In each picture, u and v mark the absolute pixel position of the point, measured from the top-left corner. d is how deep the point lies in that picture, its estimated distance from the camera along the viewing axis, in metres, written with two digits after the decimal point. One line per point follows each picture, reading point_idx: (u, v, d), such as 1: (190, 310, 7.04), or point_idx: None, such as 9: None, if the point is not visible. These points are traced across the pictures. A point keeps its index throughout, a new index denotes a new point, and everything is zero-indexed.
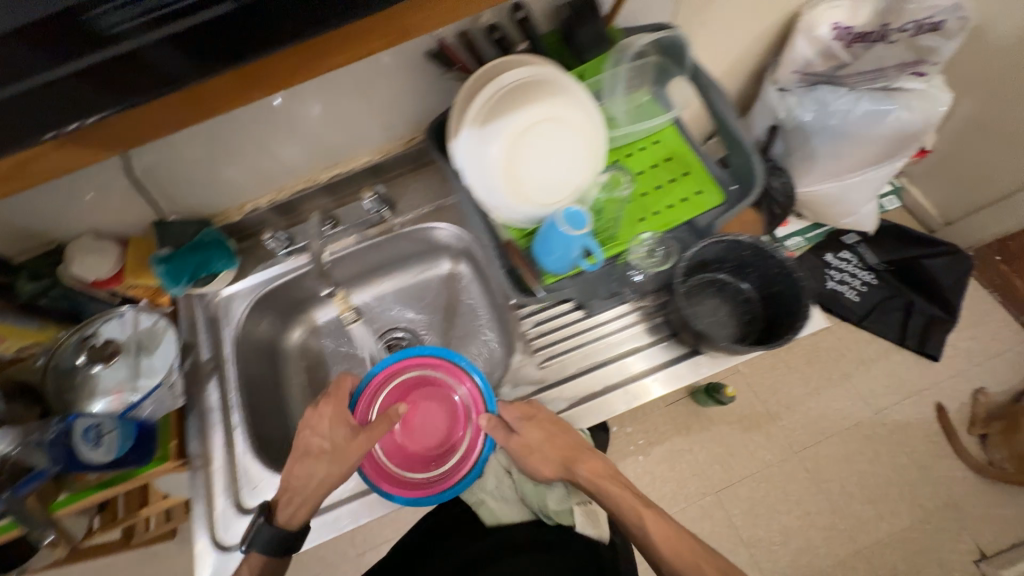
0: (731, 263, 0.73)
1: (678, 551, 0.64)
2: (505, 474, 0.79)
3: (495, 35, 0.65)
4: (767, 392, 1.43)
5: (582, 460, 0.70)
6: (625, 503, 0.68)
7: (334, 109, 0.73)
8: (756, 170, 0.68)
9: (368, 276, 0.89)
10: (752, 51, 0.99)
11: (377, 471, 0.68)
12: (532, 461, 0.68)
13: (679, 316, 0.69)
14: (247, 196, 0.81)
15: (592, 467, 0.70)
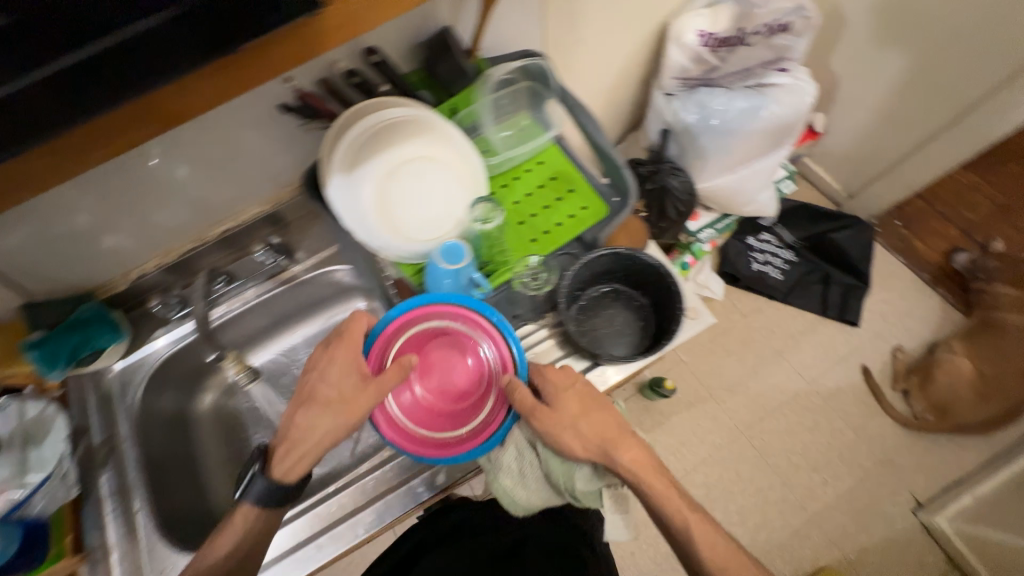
0: (620, 273, 0.75)
1: (711, 546, 0.62)
2: (530, 451, 0.64)
3: (354, 80, 0.65)
4: (708, 377, 1.49)
5: (622, 444, 0.63)
6: (665, 495, 0.63)
7: (206, 167, 0.71)
8: (628, 181, 0.72)
9: (280, 328, 0.90)
10: (635, 62, 1.03)
11: (391, 422, 0.63)
12: (569, 441, 0.61)
13: (570, 333, 0.69)
14: (131, 263, 0.78)
15: (632, 452, 0.63)
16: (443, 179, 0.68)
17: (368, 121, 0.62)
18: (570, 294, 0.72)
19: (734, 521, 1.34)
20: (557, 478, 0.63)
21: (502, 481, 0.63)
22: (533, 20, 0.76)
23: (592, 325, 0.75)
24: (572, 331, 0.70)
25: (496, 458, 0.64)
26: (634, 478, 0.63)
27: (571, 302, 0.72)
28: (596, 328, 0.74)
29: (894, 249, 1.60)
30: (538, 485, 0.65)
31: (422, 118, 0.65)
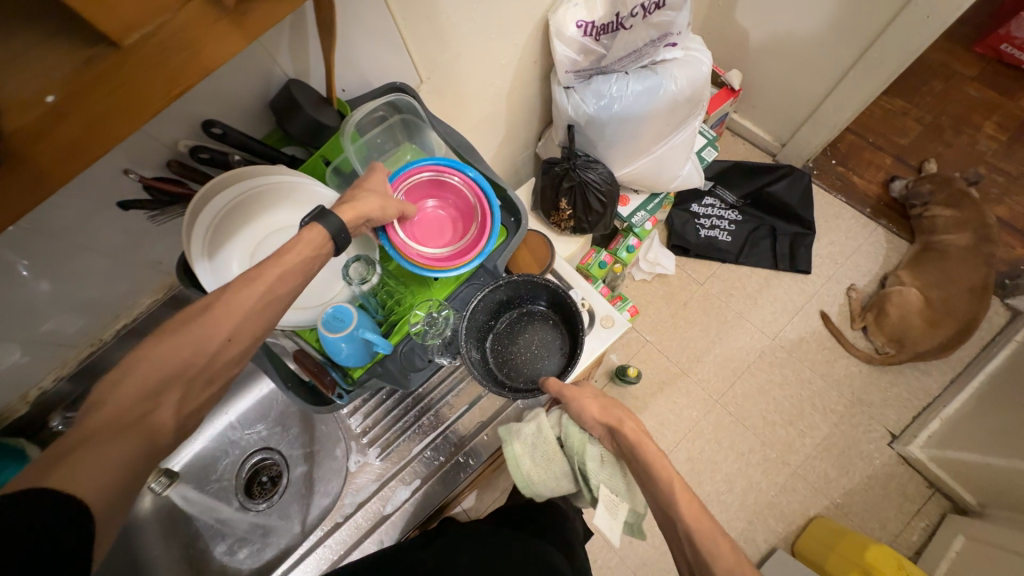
0: (525, 296, 0.74)
1: (691, 509, 0.51)
2: (551, 428, 0.66)
3: (202, 155, 0.60)
4: (675, 352, 1.49)
5: (625, 414, 0.61)
6: (663, 470, 0.54)
7: (72, 278, 0.66)
8: (518, 202, 0.71)
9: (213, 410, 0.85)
10: (527, 63, 0.99)
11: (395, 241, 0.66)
12: (586, 407, 0.62)
13: (482, 372, 0.68)
14: (27, 383, 0.74)
15: (636, 431, 0.58)
16: None
17: (216, 202, 0.58)
18: (474, 330, 0.70)
19: (722, 489, 1.35)
20: (572, 451, 0.63)
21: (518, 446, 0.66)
22: (391, 50, 0.72)
23: (506, 353, 0.73)
24: (477, 368, 0.68)
25: (515, 427, 0.68)
26: (631, 453, 0.58)
27: (477, 338, 0.70)
28: (508, 357, 0.72)
29: (833, 189, 1.60)
30: (553, 462, 0.65)
31: (288, 186, 0.62)
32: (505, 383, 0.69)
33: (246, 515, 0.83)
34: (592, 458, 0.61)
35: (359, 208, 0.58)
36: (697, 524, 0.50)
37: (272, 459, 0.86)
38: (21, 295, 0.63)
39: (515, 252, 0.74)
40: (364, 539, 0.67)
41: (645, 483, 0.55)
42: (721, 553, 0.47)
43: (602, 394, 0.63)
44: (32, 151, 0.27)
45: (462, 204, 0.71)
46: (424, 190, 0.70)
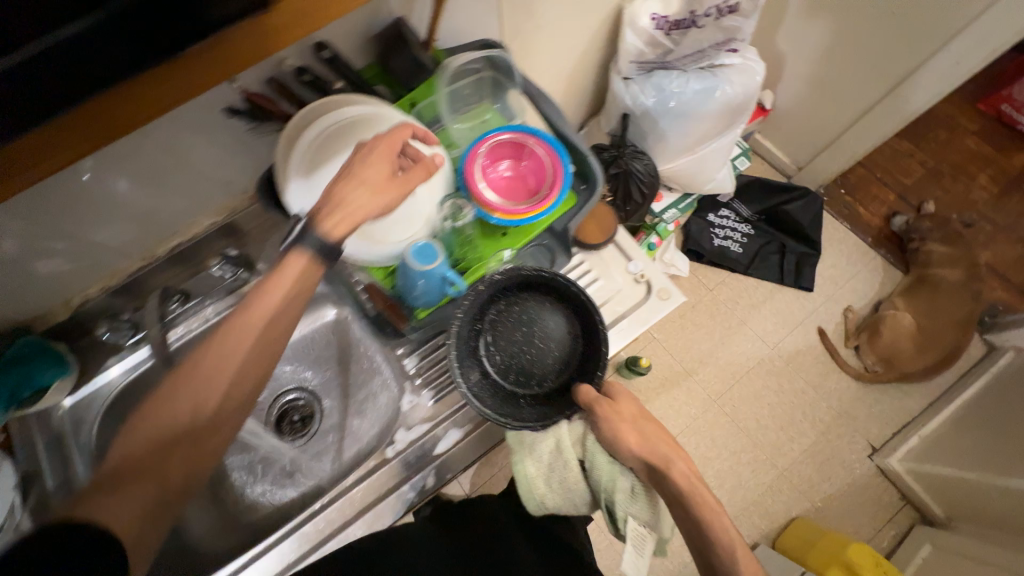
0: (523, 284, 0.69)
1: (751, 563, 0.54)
2: (574, 450, 0.63)
3: (306, 77, 0.60)
4: (680, 350, 1.55)
5: (674, 453, 0.61)
6: (721, 522, 0.56)
7: (148, 182, 0.65)
8: (594, 169, 0.72)
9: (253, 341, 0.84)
10: (593, 47, 1.02)
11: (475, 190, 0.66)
12: (625, 439, 0.61)
13: (477, 388, 0.66)
14: (74, 289, 0.72)
15: (687, 474, 0.59)
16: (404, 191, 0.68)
17: (320, 125, 0.59)
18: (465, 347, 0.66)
19: (712, 484, 1.41)
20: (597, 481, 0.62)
21: (532, 467, 0.63)
22: (485, 8, 0.74)
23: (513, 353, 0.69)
24: (486, 398, 0.65)
25: (530, 441, 0.64)
26: (681, 495, 0.58)
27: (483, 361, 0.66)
28: (521, 359, 0.68)
29: (840, 217, 1.70)
30: (570, 489, 0.63)
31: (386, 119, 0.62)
32: (522, 394, 0.67)
33: (281, 449, 0.81)
34: (623, 489, 0.61)
35: (350, 214, 0.54)
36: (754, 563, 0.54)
37: (306, 398, 0.85)
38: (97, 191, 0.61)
39: (586, 219, 0.75)
40: (414, 475, 0.71)
41: (698, 528, 0.57)
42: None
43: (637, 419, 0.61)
44: None
45: (535, 165, 0.70)
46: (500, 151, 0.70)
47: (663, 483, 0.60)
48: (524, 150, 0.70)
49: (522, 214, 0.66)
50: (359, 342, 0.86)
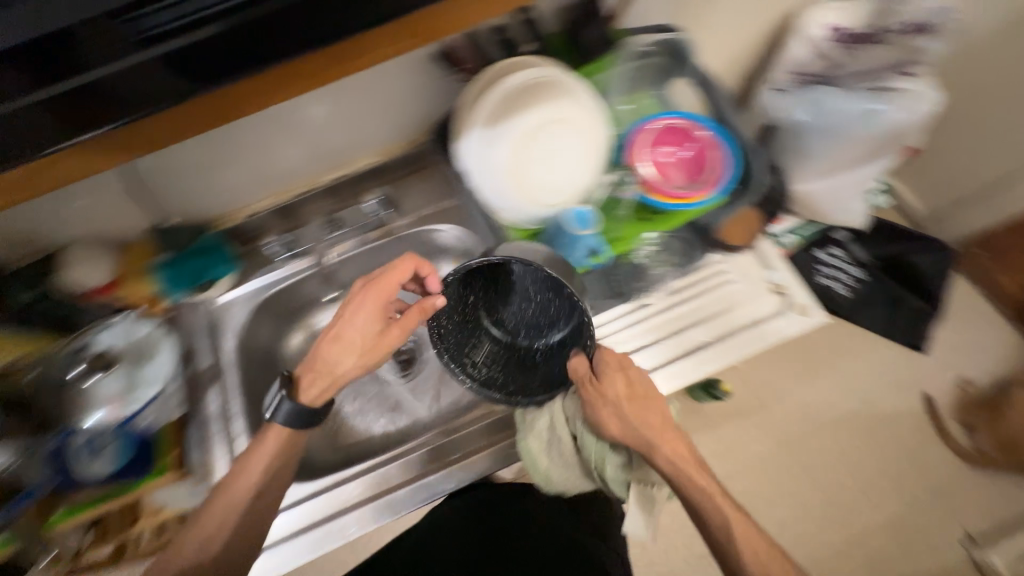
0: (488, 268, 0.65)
1: (746, 535, 0.61)
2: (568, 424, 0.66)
3: (502, 35, 0.64)
4: (758, 385, 1.43)
5: (665, 437, 0.63)
6: (705, 488, 0.62)
7: (337, 111, 0.70)
8: (753, 168, 0.68)
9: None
10: (751, 52, 0.98)
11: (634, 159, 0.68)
12: (610, 425, 0.62)
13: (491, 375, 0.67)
14: (246, 199, 0.80)
15: (676, 450, 0.63)
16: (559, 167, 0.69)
17: (505, 85, 0.60)
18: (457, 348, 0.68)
19: (774, 531, 1.31)
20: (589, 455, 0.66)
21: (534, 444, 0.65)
22: None
23: (509, 325, 0.68)
24: (498, 377, 0.66)
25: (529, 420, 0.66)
26: (674, 472, 0.62)
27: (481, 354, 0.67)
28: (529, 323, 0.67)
29: (971, 279, 1.52)
30: (570, 462, 0.66)
31: (565, 86, 0.61)
32: (528, 354, 0.68)
33: (384, 386, 0.85)
34: (617, 463, 0.66)
35: (331, 371, 0.65)
36: (737, 524, 0.61)
37: (416, 340, 0.86)
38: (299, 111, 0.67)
39: (732, 219, 0.71)
40: None
41: (693, 501, 0.62)
42: (757, 539, 0.61)
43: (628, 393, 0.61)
44: None
45: (700, 156, 0.68)
46: (672, 132, 0.69)
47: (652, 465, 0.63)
48: (695, 139, 0.69)
49: (678, 199, 0.65)
50: None
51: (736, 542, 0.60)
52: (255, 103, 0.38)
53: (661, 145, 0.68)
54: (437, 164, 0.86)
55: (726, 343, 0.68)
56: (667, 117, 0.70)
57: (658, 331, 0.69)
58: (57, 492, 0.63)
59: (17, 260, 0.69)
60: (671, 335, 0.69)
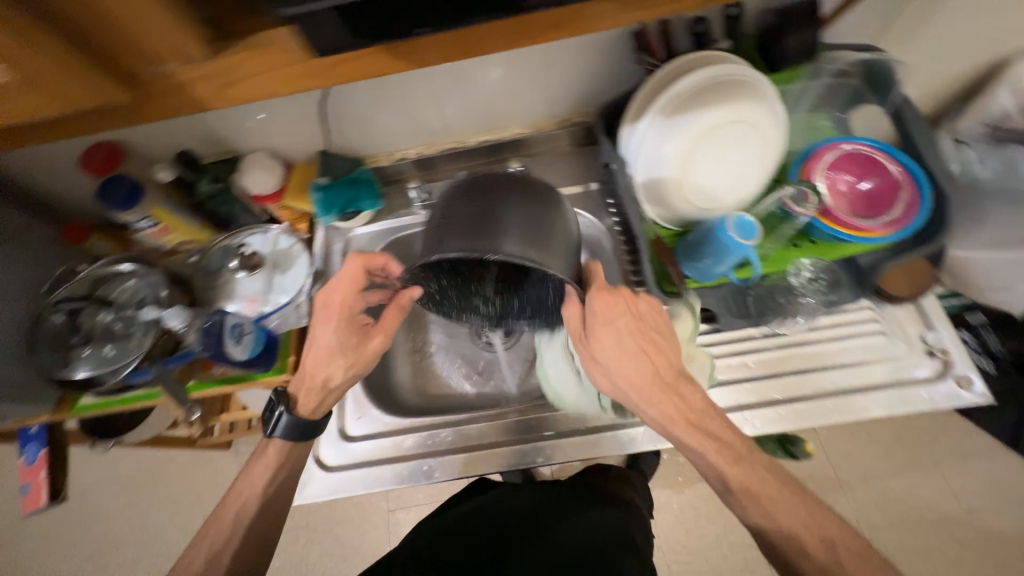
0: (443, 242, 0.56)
1: (760, 488, 0.52)
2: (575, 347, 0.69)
3: (697, 28, 0.63)
4: (838, 457, 1.22)
5: (663, 396, 0.56)
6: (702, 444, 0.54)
7: (508, 78, 0.72)
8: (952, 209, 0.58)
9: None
10: (940, 96, 0.88)
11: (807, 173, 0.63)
12: (601, 381, 0.59)
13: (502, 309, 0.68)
14: (400, 144, 0.85)
15: (668, 406, 0.56)
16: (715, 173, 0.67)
17: (700, 75, 0.57)
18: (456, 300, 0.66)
19: None
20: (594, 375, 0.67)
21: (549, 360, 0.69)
22: (878, 18, 0.68)
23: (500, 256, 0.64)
24: (512, 305, 0.68)
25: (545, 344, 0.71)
26: (668, 432, 0.56)
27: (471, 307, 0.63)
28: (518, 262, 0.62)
29: None
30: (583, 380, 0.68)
31: (758, 88, 0.58)
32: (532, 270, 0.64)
33: (491, 353, 0.83)
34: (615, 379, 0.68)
35: (321, 374, 0.63)
36: (737, 477, 0.53)
37: None
38: (475, 72, 0.70)
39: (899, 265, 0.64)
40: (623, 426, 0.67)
41: (700, 459, 0.56)
42: (763, 491, 0.52)
43: (621, 349, 0.55)
44: None
45: (882, 196, 0.62)
46: (862, 162, 0.63)
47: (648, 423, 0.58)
48: (887, 178, 0.62)
49: (852, 230, 0.59)
50: None
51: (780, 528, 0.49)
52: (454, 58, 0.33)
53: (842, 172, 0.64)
54: (579, 147, 0.86)
55: (860, 396, 0.62)
56: (866, 144, 0.64)
57: (777, 365, 0.65)
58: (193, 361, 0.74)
59: (208, 156, 0.79)
60: (792, 374, 0.64)
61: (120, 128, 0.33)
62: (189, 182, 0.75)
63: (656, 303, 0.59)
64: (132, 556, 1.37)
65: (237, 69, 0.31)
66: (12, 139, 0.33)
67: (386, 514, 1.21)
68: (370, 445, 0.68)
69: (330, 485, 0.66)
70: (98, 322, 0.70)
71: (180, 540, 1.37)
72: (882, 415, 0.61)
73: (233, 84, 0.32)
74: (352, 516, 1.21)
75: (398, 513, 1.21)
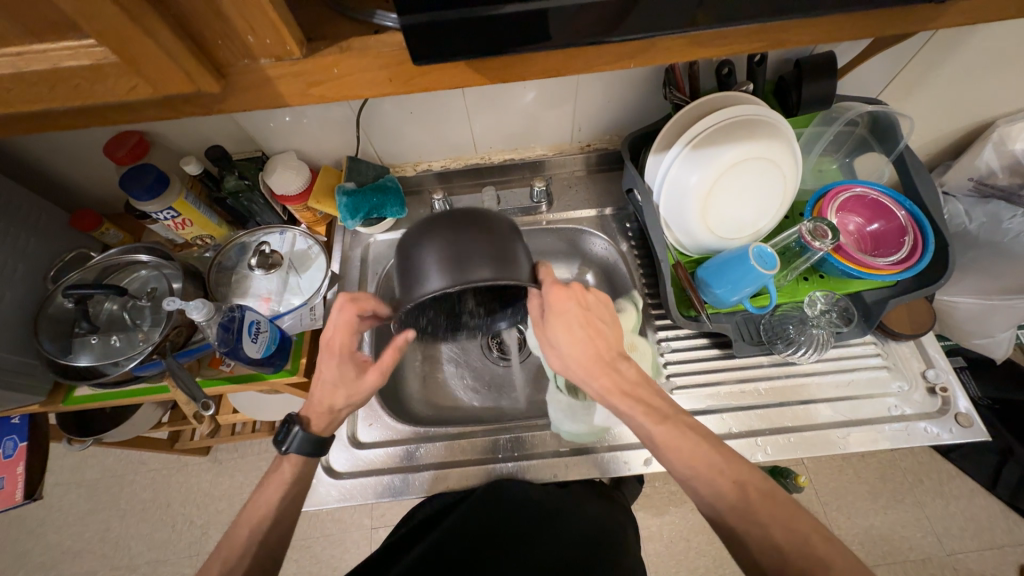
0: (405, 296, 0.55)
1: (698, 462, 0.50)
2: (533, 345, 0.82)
3: (724, 70, 0.67)
4: (828, 493, 1.16)
5: (604, 368, 0.55)
6: (641, 416, 0.53)
7: (538, 103, 0.75)
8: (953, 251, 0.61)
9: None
10: (932, 151, 0.94)
11: (824, 211, 0.68)
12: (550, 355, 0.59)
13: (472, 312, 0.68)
14: (424, 157, 0.87)
15: (609, 382, 0.55)
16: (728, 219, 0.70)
17: (730, 110, 0.60)
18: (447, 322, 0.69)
19: None
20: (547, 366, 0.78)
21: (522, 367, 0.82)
22: (882, 76, 0.74)
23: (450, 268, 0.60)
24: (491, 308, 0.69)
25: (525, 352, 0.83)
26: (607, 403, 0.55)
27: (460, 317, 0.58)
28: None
29: None
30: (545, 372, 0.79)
31: (778, 128, 0.62)
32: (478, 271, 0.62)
33: (506, 368, 0.83)
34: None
35: (323, 400, 0.59)
36: (668, 449, 0.51)
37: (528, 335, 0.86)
38: (508, 95, 0.73)
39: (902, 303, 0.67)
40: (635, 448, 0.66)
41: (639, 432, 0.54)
42: (694, 465, 0.50)
43: (566, 320, 0.54)
44: (888, 23, 0.35)
45: (887, 239, 0.67)
46: (874, 206, 0.68)
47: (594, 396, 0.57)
48: (895, 222, 0.66)
49: (863, 267, 0.63)
50: None
51: (768, 520, 0.46)
52: (532, 77, 0.35)
53: (853, 214, 0.69)
54: (598, 172, 0.89)
55: (865, 428, 0.64)
56: (877, 188, 0.68)
57: (786, 394, 0.67)
58: (202, 358, 0.73)
59: (234, 153, 0.79)
60: (798, 404, 0.66)
61: (199, 114, 0.34)
62: (215, 176, 0.76)
63: (606, 297, 0.57)
64: (88, 568, 1.27)
65: (323, 72, 0.33)
66: (85, 120, 0.33)
67: (368, 532, 1.16)
68: (381, 452, 0.67)
69: (338, 492, 0.64)
70: (105, 309, 0.70)
71: (143, 552, 1.28)
72: (885, 447, 0.63)
73: (316, 83, 0.33)
74: (330, 532, 1.16)
75: (381, 531, 1.16)
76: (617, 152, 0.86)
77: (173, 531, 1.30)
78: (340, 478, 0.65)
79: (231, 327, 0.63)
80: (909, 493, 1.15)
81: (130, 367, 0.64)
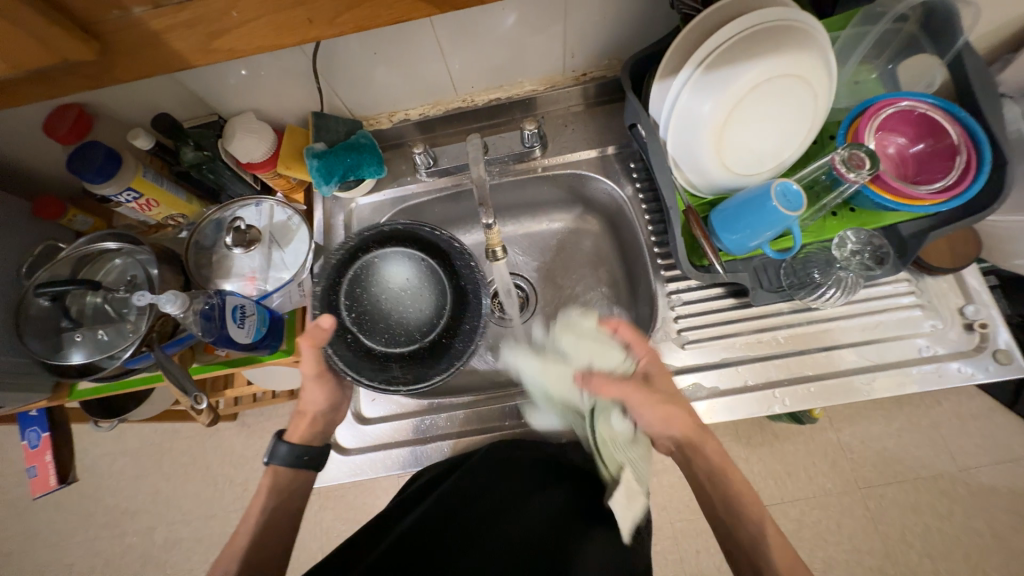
0: (352, 292, 0.61)
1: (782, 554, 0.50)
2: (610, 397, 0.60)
3: None
4: (843, 420, 1.15)
5: (704, 436, 0.58)
6: (720, 465, 0.57)
7: (520, 28, 0.64)
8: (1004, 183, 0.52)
9: (515, 210, 0.84)
10: (992, 44, 0.80)
11: (861, 129, 0.59)
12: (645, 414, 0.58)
13: (407, 365, 0.58)
14: (400, 105, 0.77)
15: (708, 445, 0.58)
16: (748, 166, 0.59)
17: (745, 21, 0.50)
18: (368, 367, 0.57)
19: None
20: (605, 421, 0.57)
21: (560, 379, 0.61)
22: None
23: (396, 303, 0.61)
24: (427, 369, 0.57)
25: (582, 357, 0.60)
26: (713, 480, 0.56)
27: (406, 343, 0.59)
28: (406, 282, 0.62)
29: None
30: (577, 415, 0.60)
31: (807, 37, 0.51)
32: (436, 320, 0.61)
33: (507, 328, 0.80)
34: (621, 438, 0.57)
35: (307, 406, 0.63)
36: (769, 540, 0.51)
37: (530, 292, 0.83)
38: (481, 22, 0.62)
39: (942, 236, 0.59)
40: None
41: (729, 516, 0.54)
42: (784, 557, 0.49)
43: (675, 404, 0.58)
44: None
45: (930, 164, 0.59)
46: (922, 122, 0.58)
47: (693, 459, 0.58)
48: (943, 141, 0.57)
49: (901, 197, 0.55)
50: (602, 258, 0.81)
51: None
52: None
53: (893, 134, 0.60)
54: (598, 106, 0.79)
55: (892, 373, 0.60)
56: (928, 100, 0.58)
57: (808, 341, 0.63)
58: (195, 344, 0.71)
59: (188, 120, 0.71)
60: (821, 351, 0.62)
61: (91, 88, 0.30)
62: (171, 149, 0.69)
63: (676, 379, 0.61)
64: (145, 525, 1.39)
65: (219, 19, 0.27)
66: None
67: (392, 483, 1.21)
68: (386, 427, 0.66)
69: (349, 468, 0.65)
70: (87, 304, 0.67)
71: (192, 510, 1.39)
72: (913, 392, 0.59)
73: (218, 34, 0.28)
74: (356, 483, 1.22)
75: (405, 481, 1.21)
76: (617, 80, 0.75)
77: (214, 491, 1.39)
78: (349, 454, 0.65)
79: (213, 316, 0.61)
80: (925, 415, 1.12)
81: (124, 359, 0.63)
